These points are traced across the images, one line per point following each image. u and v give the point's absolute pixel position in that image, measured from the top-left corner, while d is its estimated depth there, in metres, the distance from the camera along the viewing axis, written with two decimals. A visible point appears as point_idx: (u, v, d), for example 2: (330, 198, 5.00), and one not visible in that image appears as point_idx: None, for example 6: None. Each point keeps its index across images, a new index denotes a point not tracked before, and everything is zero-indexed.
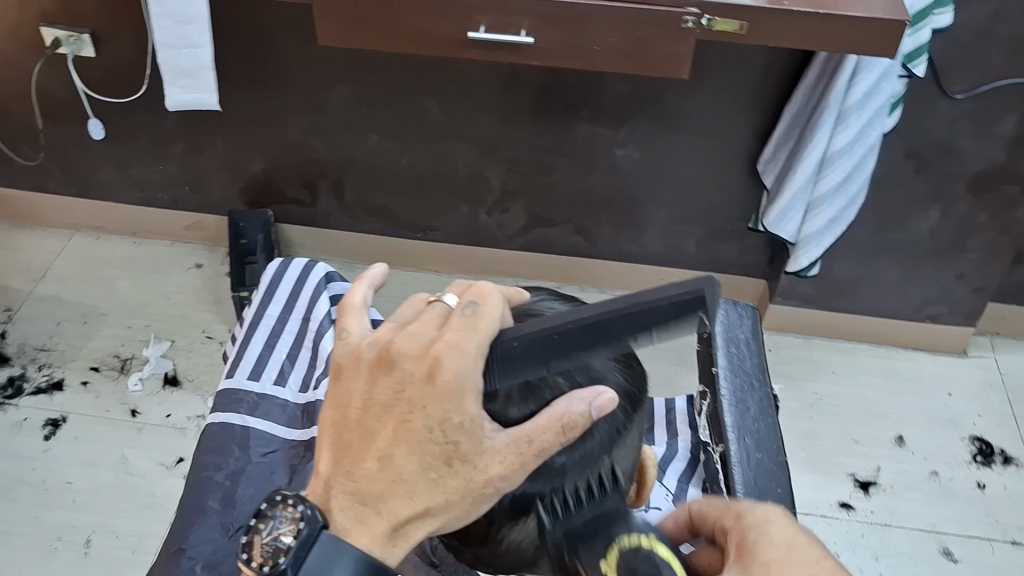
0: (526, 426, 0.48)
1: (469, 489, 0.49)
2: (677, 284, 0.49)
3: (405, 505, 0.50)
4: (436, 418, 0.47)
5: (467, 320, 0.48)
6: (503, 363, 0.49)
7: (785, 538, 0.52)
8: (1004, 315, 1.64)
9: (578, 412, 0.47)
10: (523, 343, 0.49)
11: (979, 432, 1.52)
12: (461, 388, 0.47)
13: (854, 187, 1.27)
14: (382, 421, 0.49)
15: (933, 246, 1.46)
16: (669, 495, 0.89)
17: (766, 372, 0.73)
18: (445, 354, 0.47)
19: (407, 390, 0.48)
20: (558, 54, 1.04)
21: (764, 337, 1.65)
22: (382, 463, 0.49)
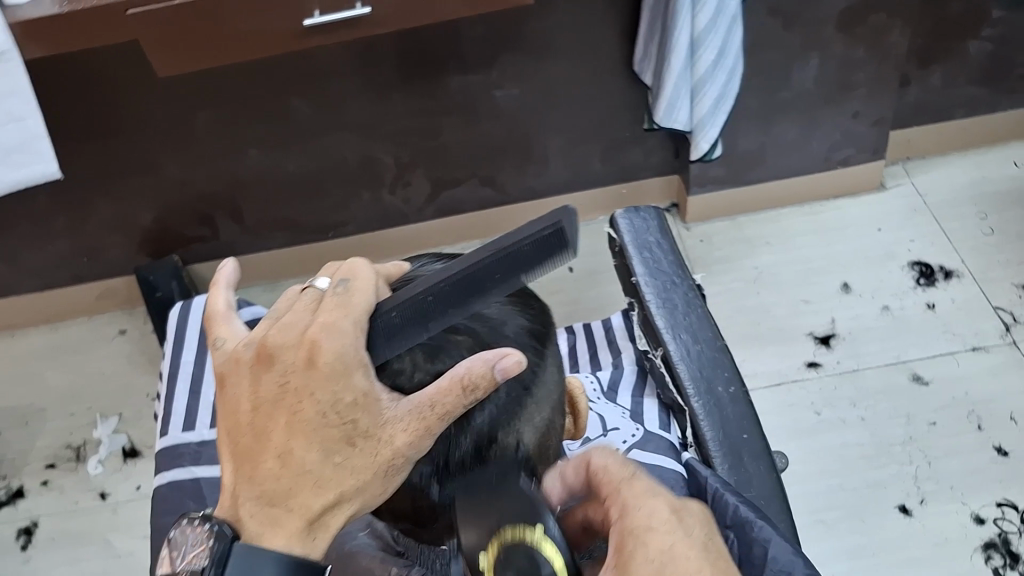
0: (427, 391, 0.47)
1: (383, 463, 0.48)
2: (528, 225, 0.47)
3: (321, 494, 0.48)
4: (327, 401, 0.47)
5: (340, 302, 0.49)
6: (385, 334, 0.50)
7: (663, 550, 0.49)
8: (909, 138, 1.67)
9: (478, 370, 0.46)
10: (401, 312, 0.50)
11: (916, 257, 1.55)
12: (345, 365, 0.47)
13: (729, 61, 1.27)
14: (273, 415, 0.48)
15: (822, 94, 1.48)
16: (626, 412, 0.86)
17: (684, 266, 0.73)
18: (321, 336, 0.47)
19: (290, 376, 0.47)
20: (398, 16, 1.01)
21: (692, 230, 1.66)
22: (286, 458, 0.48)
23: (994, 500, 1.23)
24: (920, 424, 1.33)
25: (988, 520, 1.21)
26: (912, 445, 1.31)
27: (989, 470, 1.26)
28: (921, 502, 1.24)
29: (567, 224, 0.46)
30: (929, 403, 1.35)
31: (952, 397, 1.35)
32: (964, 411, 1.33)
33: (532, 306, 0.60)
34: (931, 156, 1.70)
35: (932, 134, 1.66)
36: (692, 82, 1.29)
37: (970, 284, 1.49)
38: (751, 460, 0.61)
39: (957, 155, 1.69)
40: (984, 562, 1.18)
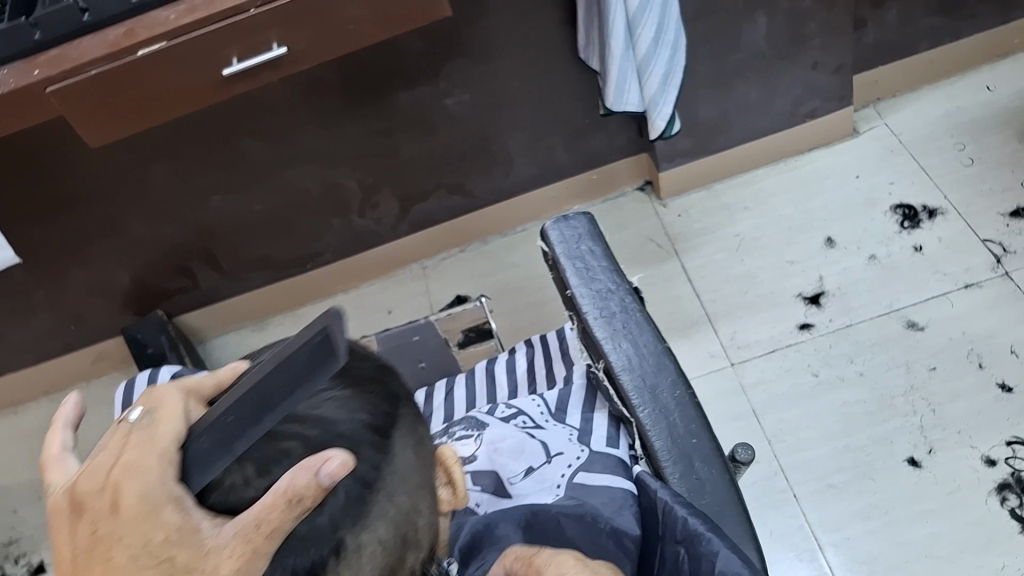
0: (251, 510, 0.40)
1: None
2: (299, 335, 0.42)
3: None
4: (137, 543, 0.39)
5: (145, 433, 0.43)
6: (190, 466, 0.42)
7: None
8: (876, 80, 1.63)
9: (301, 480, 0.40)
10: (210, 436, 0.43)
11: (898, 200, 1.51)
12: (153, 504, 0.40)
13: (670, 35, 1.24)
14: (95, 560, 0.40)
15: (776, 50, 1.44)
16: (574, 433, 0.77)
17: (621, 271, 0.71)
18: (124, 477, 0.41)
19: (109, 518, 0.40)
20: (319, 50, 1.01)
21: (669, 207, 1.63)
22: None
23: (1003, 439, 1.20)
24: (920, 371, 1.30)
25: (1000, 461, 1.19)
26: (914, 394, 1.28)
27: (995, 410, 1.23)
28: (930, 452, 1.22)
29: (334, 328, 0.42)
30: (927, 349, 1.32)
31: (950, 339, 1.32)
32: (963, 351, 1.30)
33: (376, 394, 0.53)
34: (901, 94, 1.66)
35: (898, 71, 1.62)
36: (637, 63, 1.26)
37: (955, 220, 1.45)
38: (702, 464, 0.60)
39: (927, 89, 1.65)
40: (1000, 505, 1.15)
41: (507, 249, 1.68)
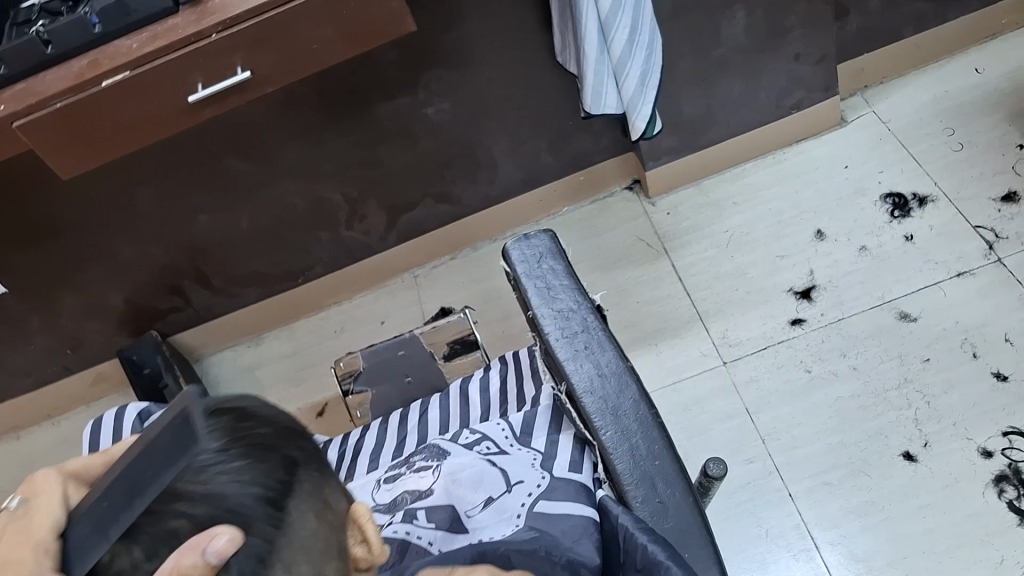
0: None
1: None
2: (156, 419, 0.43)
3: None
4: None
5: (23, 522, 0.44)
6: (64, 555, 0.42)
7: None
8: (861, 67, 1.61)
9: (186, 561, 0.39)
10: (88, 522, 0.42)
11: (888, 188, 1.49)
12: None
13: (644, 36, 1.23)
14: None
15: (757, 44, 1.43)
16: (538, 459, 0.68)
17: (584, 289, 0.70)
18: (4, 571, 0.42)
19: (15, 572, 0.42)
20: (285, 71, 1.00)
21: (658, 205, 1.62)
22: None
23: (999, 430, 1.19)
24: (914, 363, 1.28)
25: (996, 453, 1.17)
26: (908, 387, 1.26)
27: (990, 400, 1.22)
28: (925, 445, 1.20)
29: (192, 410, 0.42)
30: (920, 340, 1.30)
31: (943, 329, 1.30)
32: (957, 341, 1.28)
33: (272, 461, 0.45)
34: (888, 81, 1.64)
35: (884, 58, 1.60)
36: (612, 65, 1.25)
37: (946, 207, 1.44)
38: (664, 487, 0.59)
39: (915, 74, 1.63)
40: (997, 497, 1.14)
41: (497, 254, 1.67)
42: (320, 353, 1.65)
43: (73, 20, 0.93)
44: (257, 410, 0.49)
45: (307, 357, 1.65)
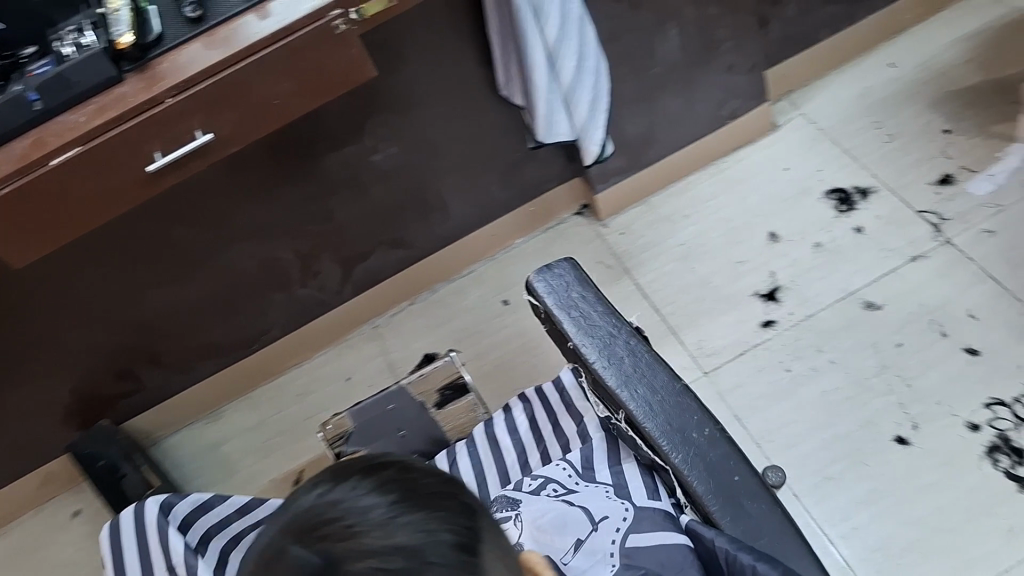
0: None
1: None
2: None
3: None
4: None
5: None
6: None
7: None
8: (785, 72, 1.66)
9: None
10: None
11: (831, 184, 1.54)
12: None
13: (590, 62, 1.24)
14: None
15: (691, 59, 1.46)
16: (610, 491, 0.77)
17: (617, 311, 0.69)
18: None
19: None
20: (246, 130, 0.96)
21: (610, 226, 1.63)
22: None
23: (982, 402, 1.23)
24: (888, 348, 1.32)
25: (982, 425, 1.21)
26: (887, 372, 1.29)
27: (966, 374, 1.26)
28: (915, 428, 1.23)
29: None
30: (889, 325, 1.34)
31: (909, 313, 1.35)
32: (925, 322, 1.33)
33: (449, 507, 0.55)
34: (811, 82, 1.70)
35: (806, 61, 1.66)
36: (563, 93, 1.25)
37: (888, 195, 1.49)
38: (751, 502, 0.58)
39: (834, 74, 1.70)
40: (993, 467, 1.17)
41: (456, 294, 1.65)
42: (288, 418, 1.59)
43: (8, 100, 0.88)
44: (419, 465, 0.58)
45: (275, 423, 1.59)
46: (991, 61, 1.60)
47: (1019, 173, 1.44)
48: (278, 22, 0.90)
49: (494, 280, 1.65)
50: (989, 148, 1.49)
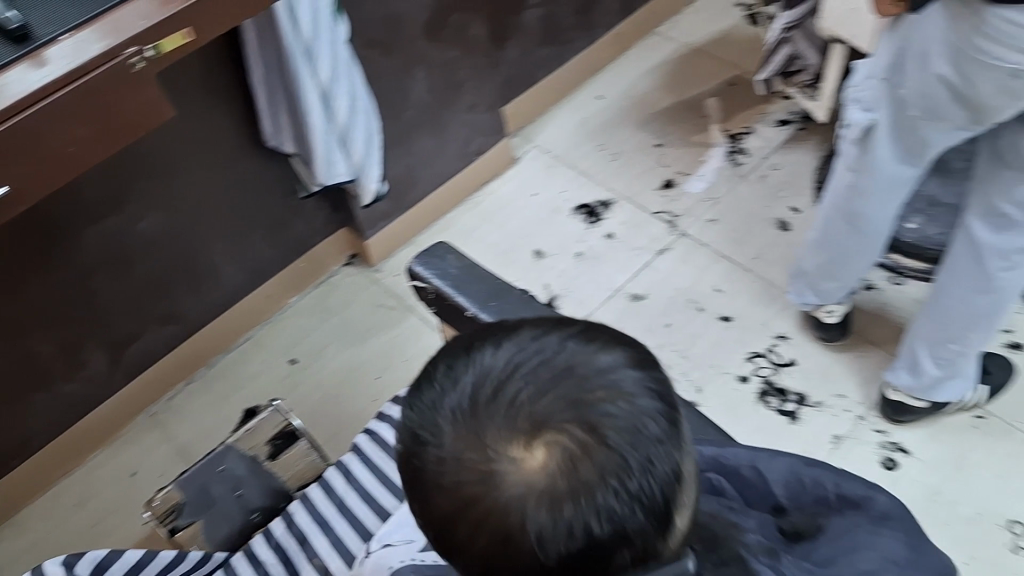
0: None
1: (489, 408, 0.46)
2: None
3: (521, 506, 0.44)
4: None
5: None
6: None
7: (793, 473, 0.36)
8: (515, 111, 1.83)
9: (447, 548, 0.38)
10: None
11: (575, 201, 1.72)
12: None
13: (360, 101, 1.29)
14: (447, 521, 0.47)
15: (438, 98, 1.57)
16: None
17: (501, 280, 0.74)
18: None
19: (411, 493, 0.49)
20: (36, 183, 0.89)
21: (384, 269, 1.67)
22: (477, 519, 0.45)
23: (745, 357, 1.44)
24: (660, 329, 1.49)
25: (749, 375, 1.41)
26: (666, 349, 1.46)
27: (726, 337, 1.46)
28: (699, 390, 1.41)
29: None
30: (656, 310, 1.52)
31: (669, 297, 1.53)
32: (683, 302, 1.52)
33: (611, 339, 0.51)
34: (536, 119, 1.89)
35: (530, 100, 1.85)
36: (338, 133, 1.29)
37: (625, 205, 1.69)
38: None
39: (554, 109, 1.91)
40: (767, 407, 1.37)
41: (239, 362, 1.58)
42: (70, 533, 1.41)
43: None
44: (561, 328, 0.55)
45: (53, 542, 1.40)
46: (676, 86, 1.90)
47: (721, 170, 1.72)
48: (67, 63, 0.85)
49: (276, 343, 1.60)
50: (694, 154, 1.75)
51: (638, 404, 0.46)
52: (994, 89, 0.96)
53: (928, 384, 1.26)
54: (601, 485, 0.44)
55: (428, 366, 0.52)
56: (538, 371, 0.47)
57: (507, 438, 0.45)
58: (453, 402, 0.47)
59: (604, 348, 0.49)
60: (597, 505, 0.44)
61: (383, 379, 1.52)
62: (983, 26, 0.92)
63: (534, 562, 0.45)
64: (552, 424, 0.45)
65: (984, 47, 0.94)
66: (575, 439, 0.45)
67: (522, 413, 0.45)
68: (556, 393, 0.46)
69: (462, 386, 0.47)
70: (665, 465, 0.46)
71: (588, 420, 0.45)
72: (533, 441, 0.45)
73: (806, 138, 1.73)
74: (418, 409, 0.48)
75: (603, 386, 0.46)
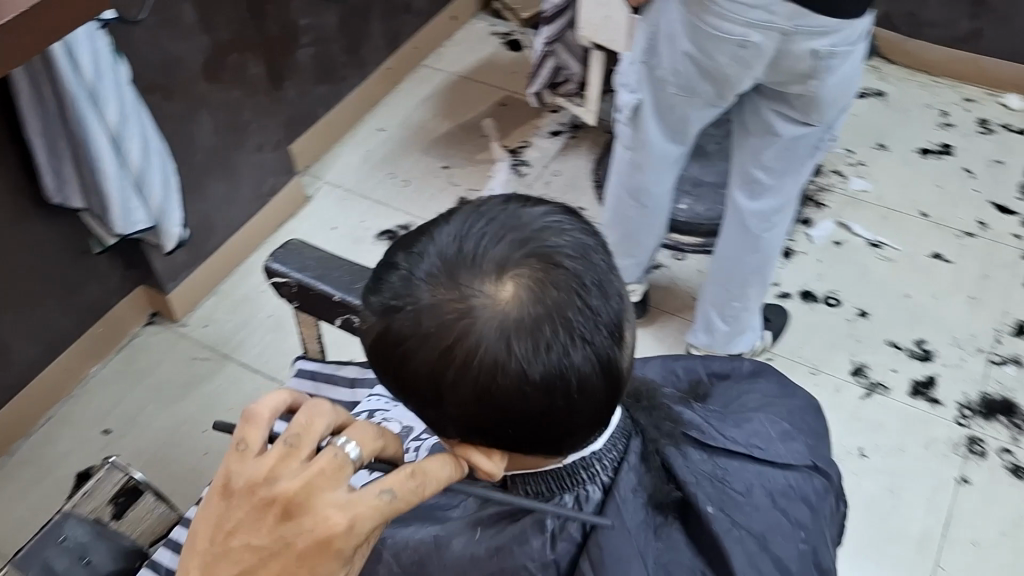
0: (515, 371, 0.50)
1: (456, 264, 0.53)
2: None
3: (501, 334, 0.52)
4: None
5: (305, 441, 0.55)
6: None
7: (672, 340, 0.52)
8: (300, 151, 1.85)
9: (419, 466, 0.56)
10: None
11: (377, 229, 1.76)
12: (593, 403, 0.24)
13: (152, 144, 1.26)
14: (435, 371, 0.54)
15: (226, 140, 1.56)
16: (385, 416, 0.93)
17: (360, 265, 0.77)
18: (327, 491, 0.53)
19: (394, 367, 0.56)
20: None
21: (190, 322, 1.61)
22: (465, 356, 0.53)
23: None
24: None
25: None
26: None
27: None
28: None
29: None
30: None
31: None
32: None
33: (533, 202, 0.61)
34: (322, 157, 1.91)
35: (313, 139, 1.87)
36: (134, 179, 1.24)
37: None
38: None
39: (339, 145, 1.94)
40: None
41: (42, 444, 1.44)
42: None
43: None
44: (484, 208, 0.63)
45: None
46: (451, 113, 2.01)
47: (508, 183, 1.84)
48: None
49: (82, 417, 1.47)
50: (480, 173, 1.87)
51: (573, 240, 0.56)
52: (728, 59, 1.13)
53: (722, 340, 1.43)
54: (564, 305, 0.53)
55: (383, 261, 0.59)
56: (487, 228, 0.55)
57: (479, 277, 0.53)
58: (420, 270, 0.54)
59: (533, 207, 0.58)
60: (564, 323, 0.53)
61: (212, 431, 1.44)
62: (712, 5, 1.08)
63: (520, 385, 0.53)
64: (514, 264, 0.53)
65: (713, 24, 1.10)
66: (536, 271, 0.53)
67: (486, 261, 0.53)
68: (510, 240, 0.54)
69: (427, 255, 0.54)
70: (606, 288, 0.56)
71: (540, 255, 0.54)
72: (501, 279, 0.53)
73: (577, 146, 1.91)
74: (387, 288, 0.55)
75: (542, 231, 0.56)
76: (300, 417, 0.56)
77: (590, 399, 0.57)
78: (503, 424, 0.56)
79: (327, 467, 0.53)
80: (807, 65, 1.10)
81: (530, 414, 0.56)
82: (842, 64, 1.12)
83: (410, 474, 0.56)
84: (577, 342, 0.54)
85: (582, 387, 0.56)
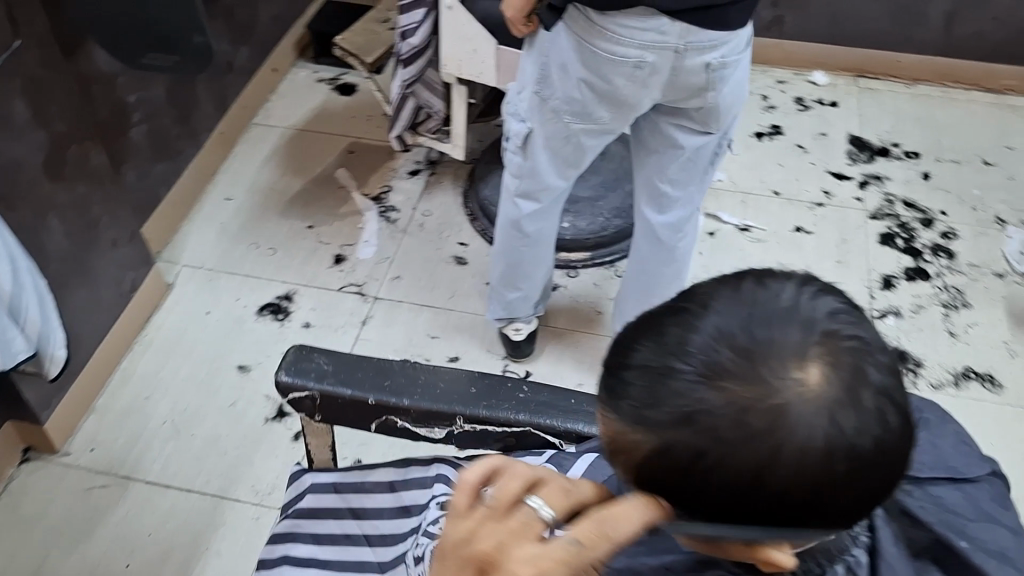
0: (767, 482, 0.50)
1: (750, 352, 0.46)
2: None
3: (825, 421, 0.45)
4: None
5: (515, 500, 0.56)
6: None
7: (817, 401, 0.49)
8: (150, 237, 1.69)
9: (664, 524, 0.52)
10: None
11: (256, 305, 1.65)
12: None
13: (20, 262, 1.09)
14: (755, 481, 0.46)
15: (78, 242, 1.39)
16: None
17: (377, 360, 0.76)
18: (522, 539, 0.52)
19: (691, 487, 0.48)
20: None
21: (72, 449, 1.42)
22: (790, 460, 0.45)
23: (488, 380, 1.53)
24: None
25: None
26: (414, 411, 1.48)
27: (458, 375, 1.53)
28: None
29: None
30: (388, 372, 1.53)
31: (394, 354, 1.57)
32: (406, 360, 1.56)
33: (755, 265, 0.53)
34: (172, 238, 1.76)
35: (161, 221, 1.72)
36: (6, 306, 1.08)
37: (306, 291, 1.67)
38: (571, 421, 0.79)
39: (186, 223, 1.79)
40: None
41: None
42: None
43: None
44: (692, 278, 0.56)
45: None
46: (299, 169, 1.92)
47: (380, 232, 1.79)
48: None
49: None
50: (348, 227, 1.80)
51: (836, 300, 0.49)
52: (626, 81, 1.14)
53: None
54: (867, 367, 0.46)
55: (618, 362, 0.50)
56: (750, 304, 0.48)
57: (779, 367, 0.45)
58: (692, 368, 0.46)
59: (769, 276, 0.51)
60: (878, 389, 0.46)
61: (135, 564, 1.29)
62: (607, 32, 1.09)
63: (852, 470, 0.46)
64: (809, 344, 0.46)
65: (608, 50, 1.10)
66: (830, 350, 0.46)
67: (776, 346, 0.46)
68: (783, 314, 0.47)
69: (696, 350, 0.46)
70: (888, 346, 0.50)
71: (825, 328, 0.47)
72: (803, 363, 0.45)
73: (438, 183, 1.88)
74: (663, 399, 0.47)
75: (806, 298, 0.49)
76: (501, 480, 0.58)
77: (910, 466, 0.50)
78: (822, 525, 0.49)
79: (524, 525, 0.54)
80: (702, 79, 1.14)
81: (858, 505, 0.48)
82: (732, 72, 1.17)
83: (595, 518, 0.51)
84: (895, 403, 0.47)
85: (900, 460, 0.48)
